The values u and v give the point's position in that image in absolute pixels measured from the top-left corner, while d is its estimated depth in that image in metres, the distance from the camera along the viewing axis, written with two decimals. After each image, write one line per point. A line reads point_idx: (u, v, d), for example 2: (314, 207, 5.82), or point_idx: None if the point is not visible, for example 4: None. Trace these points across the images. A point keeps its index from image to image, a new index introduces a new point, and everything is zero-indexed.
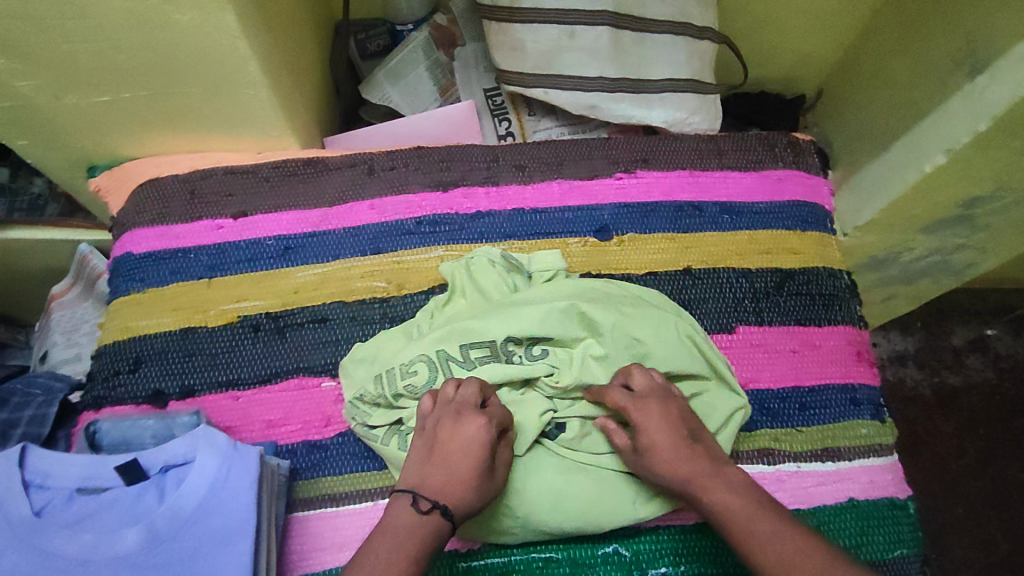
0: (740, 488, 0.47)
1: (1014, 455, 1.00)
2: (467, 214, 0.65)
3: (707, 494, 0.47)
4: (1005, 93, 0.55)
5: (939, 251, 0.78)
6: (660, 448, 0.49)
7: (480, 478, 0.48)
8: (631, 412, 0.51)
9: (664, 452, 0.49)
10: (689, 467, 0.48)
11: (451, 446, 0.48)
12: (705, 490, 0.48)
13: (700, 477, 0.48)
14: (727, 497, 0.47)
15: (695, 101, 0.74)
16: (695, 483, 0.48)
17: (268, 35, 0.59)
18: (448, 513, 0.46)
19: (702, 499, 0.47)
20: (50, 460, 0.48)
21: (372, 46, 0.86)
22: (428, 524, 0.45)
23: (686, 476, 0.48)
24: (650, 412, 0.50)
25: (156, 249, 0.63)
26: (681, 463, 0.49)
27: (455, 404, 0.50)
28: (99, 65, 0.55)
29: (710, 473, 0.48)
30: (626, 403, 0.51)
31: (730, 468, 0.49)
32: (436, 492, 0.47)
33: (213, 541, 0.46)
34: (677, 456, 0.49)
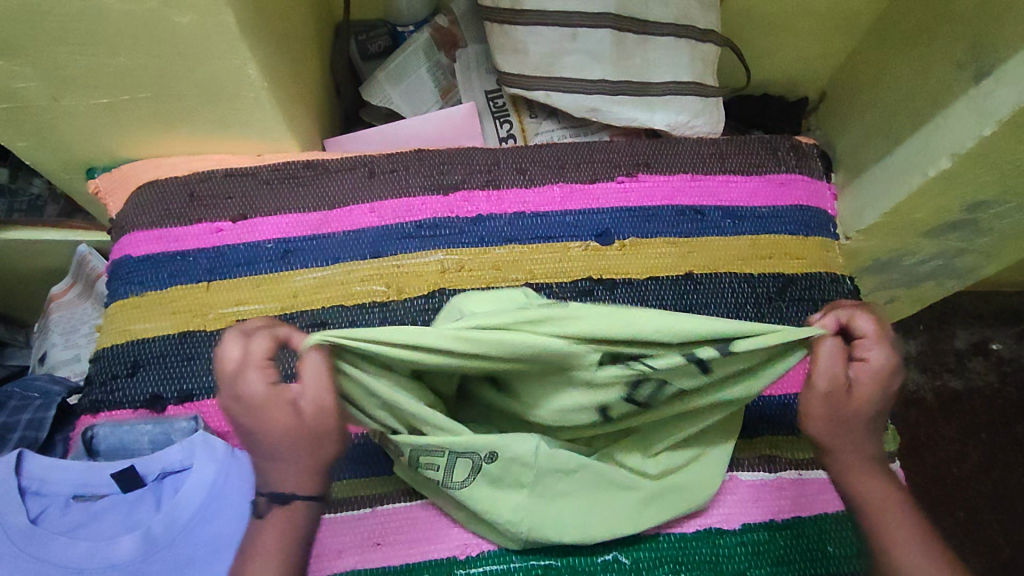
0: (887, 477, 0.47)
1: (1016, 460, 1.00)
2: (467, 218, 0.65)
3: (856, 480, 0.47)
4: (1010, 98, 0.55)
5: (942, 255, 0.78)
6: (865, 411, 0.46)
7: (290, 444, 0.42)
8: (874, 357, 0.44)
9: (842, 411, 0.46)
10: (859, 439, 0.46)
11: (263, 423, 0.41)
12: (852, 474, 0.47)
13: (857, 456, 0.47)
14: (878, 485, 0.46)
15: (697, 104, 0.73)
16: (842, 460, 0.47)
17: (267, 37, 0.58)
18: (293, 501, 0.43)
19: (846, 478, 0.47)
20: (44, 466, 0.47)
21: (374, 48, 0.86)
22: (276, 519, 0.43)
23: (840, 446, 0.47)
24: (882, 362, 0.44)
25: (155, 252, 0.63)
26: (855, 437, 0.46)
27: (231, 372, 0.41)
28: (97, 66, 0.55)
29: (868, 456, 0.47)
30: (863, 341, 0.45)
31: (885, 464, 0.47)
32: (286, 485, 0.43)
33: (210, 547, 0.46)
34: (868, 427, 0.46)
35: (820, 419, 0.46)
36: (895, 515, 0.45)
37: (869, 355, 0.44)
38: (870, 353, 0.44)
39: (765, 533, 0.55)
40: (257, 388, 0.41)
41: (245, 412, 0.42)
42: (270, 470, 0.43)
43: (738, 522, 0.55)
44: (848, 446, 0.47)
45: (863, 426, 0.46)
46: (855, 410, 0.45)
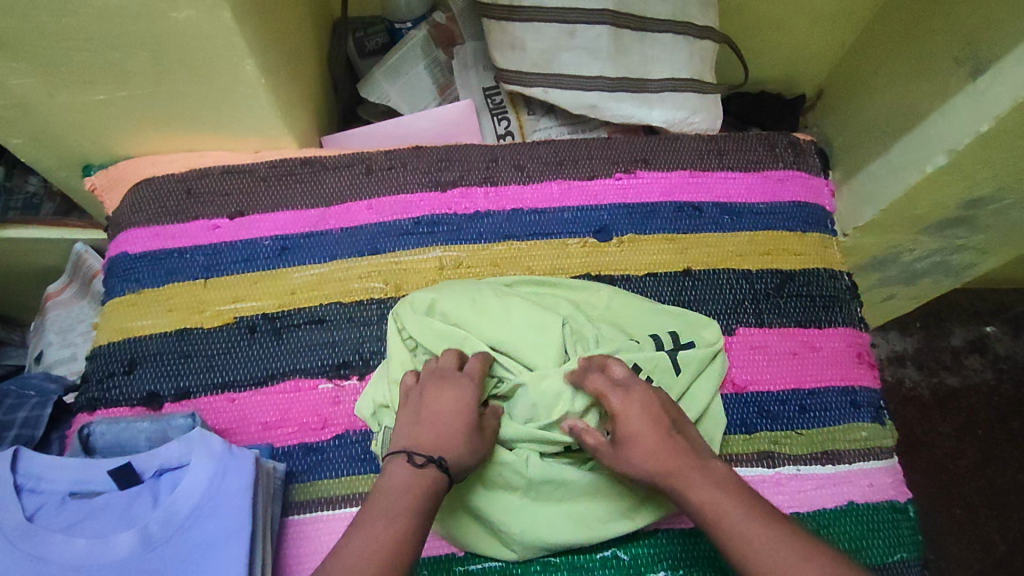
0: (720, 481, 0.45)
1: (1012, 456, 1.00)
2: (465, 215, 0.65)
3: (686, 492, 0.45)
4: (1007, 94, 0.55)
5: (939, 252, 0.78)
6: (644, 438, 0.47)
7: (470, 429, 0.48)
8: (612, 400, 0.48)
9: (643, 446, 0.47)
10: (659, 462, 0.46)
11: (438, 405, 0.49)
12: (688, 486, 0.45)
13: (680, 469, 0.46)
14: (713, 493, 0.44)
15: (695, 100, 0.73)
16: (674, 478, 0.46)
17: (264, 33, 0.58)
18: (444, 467, 0.46)
19: (684, 493, 0.45)
20: (41, 463, 0.48)
21: (371, 44, 0.85)
22: (423, 482, 0.45)
23: (662, 468, 0.46)
24: (627, 401, 0.48)
25: (151, 249, 0.62)
26: (652, 458, 0.46)
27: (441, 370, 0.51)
28: (93, 63, 0.55)
29: (692, 466, 0.46)
30: (607, 388, 0.49)
31: (712, 463, 0.46)
32: (430, 448, 0.47)
33: (207, 546, 0.45)
34: (657, 448, 0.47)
35: (630, 457, 0.47)
36: (757, 531, 0.41)
37: (619, 394, 0.48)
38: (609, 399, 0.48)
39: None
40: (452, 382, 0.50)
41: (433, 396, 0.49)
42: (415, 437, 0.47)
43: None
44: (660, 467, 0.46)
45: (668, 445, 0.47)
46: (639, 441, 0.47)
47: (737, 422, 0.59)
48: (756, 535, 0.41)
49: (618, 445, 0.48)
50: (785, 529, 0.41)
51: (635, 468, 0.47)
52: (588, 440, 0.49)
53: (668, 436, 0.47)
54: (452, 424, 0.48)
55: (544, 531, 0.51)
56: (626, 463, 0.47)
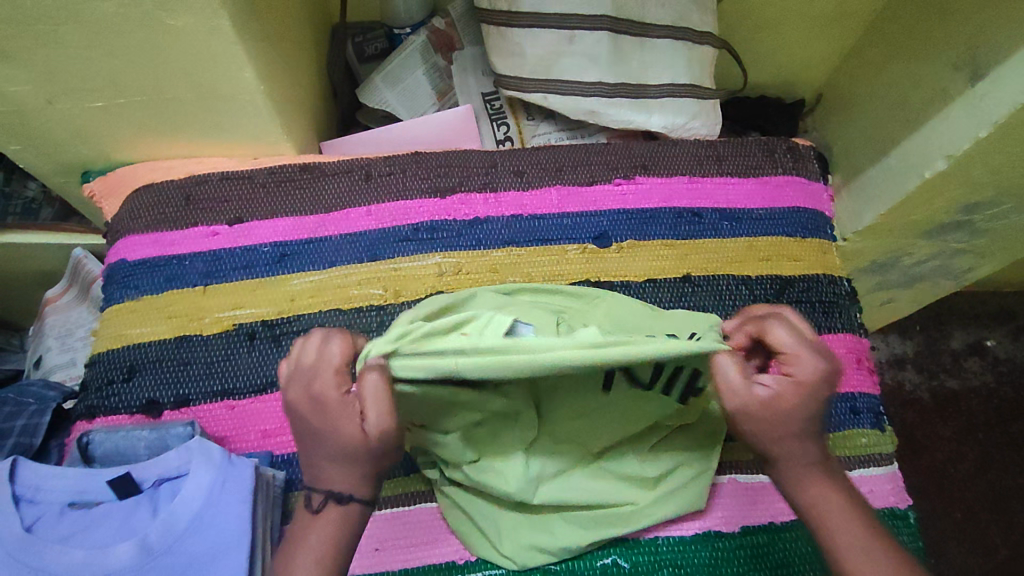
0: (834, 486, 0.43)
1: (1012, 460, 1.00)
2: (464, 221, 0.65)
3: (797, 487, 0.43)
4: (1005, 99, 0.55)
5: (938, 256, 0.78)
6: (797, 418, 0.41)
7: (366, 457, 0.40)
8: (795, 367, 0.41)
9: (790, 427, 0.41)
10: (794, 452, 0.42)
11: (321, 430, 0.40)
12: (796, 478, 0.42)
13: (807, 464, 0.42)
14: (828, 499, 0.42)
15: (695, 106, 0.73)
16: (792, 466, 0.42)
17: (263, 39, 0.58)
18: (343, 498, 0.41)
19: (800, 486, 0.42)
20: (41, 473, 0.48)
21: (371, 49, 0.86)
22: (327, 516, 0.41)
23: (790, 450, 0.42)
24: (809, 379, 0.41)
25: (150, 256, 0.62)
26: (788, 437, 0.41)
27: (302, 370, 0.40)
28: (92, 70, 0.55)
29: (820, 466, 0.42)
30: (797, 348, 0.42)
31: (835, 466, 0.44)
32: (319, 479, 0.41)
33: (207, 555, 0.45)
34: (801, 433, 0.41)
35: (767, 421, 0.41)
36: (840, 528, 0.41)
37: (798, 364, 0.41)
38: (795, 362, 0.41)
39: (764, 536, 0.55)
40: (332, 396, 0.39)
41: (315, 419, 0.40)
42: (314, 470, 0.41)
43: (737, 525, 0.55)
44: (789, 450, 0.42)
45: (809, 434, 0.42)
46: (786, 412, 0.41)
47: None
48: (847, 554, 0.41)
49: (768, 408, 0.41)
50: (862, 535, 0.41)
51: (761, 433, 0.41)
52: (733, 380, 0.40)
53: (816, 424, 0.42)
54: (339, 455, 0.40)
55: (547, 536, 0.52)
56: (756, 425, 0.41)
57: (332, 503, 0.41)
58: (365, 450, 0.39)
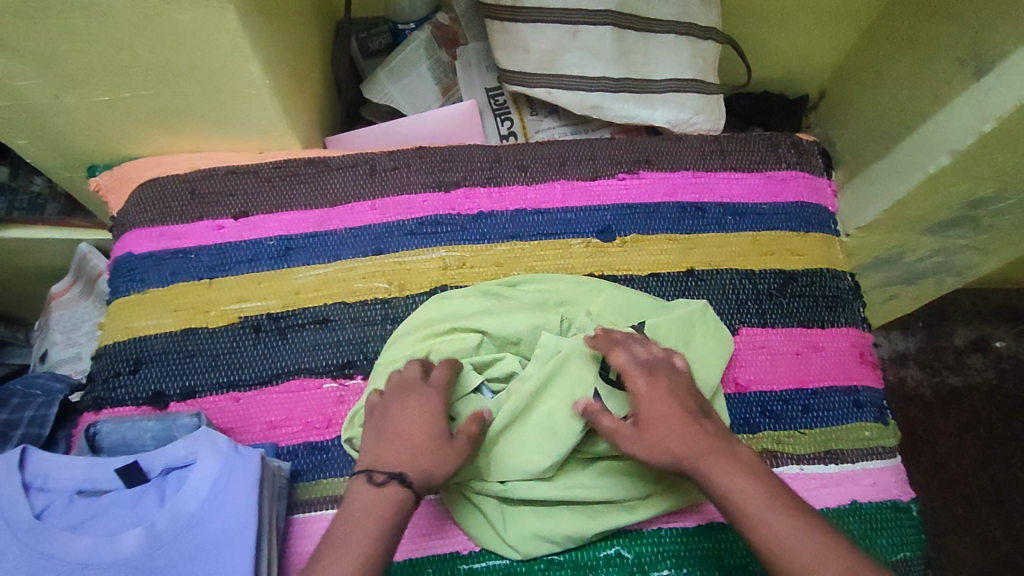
0: (749, 472, 0.45)
1: (1014, 456, 1.00)
2: (468, 215, 0.65)
3: (713, 479, 0.45)
4: (1010, 94, 0.55)
5: (941, 251, 0.78)
6: (667, 419, 0.47)
7: (437, 444, 0.47)
8: (637, 385, 0.49)
9: (670, 428, 0.47)
10: (689, 447, 0.46)
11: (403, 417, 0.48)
12: (712, 472, 0.45)
13: (709, 454, 0.46)
14: (740, 479, 0.45)
15: (698, 100, 0.73)
16: (700, 462, 0.46)
17: (269, 34, 0.58)
18: (405, 480, 0.45)
19: (710, 479, 0.45)
20: (48, 462, 0.48)
21: (375, 44, 0.86)
22: (384, 498, 0.45)
23: (687, 448, 0.46)
24: (650, 385, 0.49)
25: (156, 250, 0.63)
26: (677, 439, 0.47)
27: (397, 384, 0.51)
28: (99, 64, 0.55)
29: (719, 452, 0.46)
30: (633, 368, 0.50)
31: (738, 449, 0.47)
32: (392, 465, 0.46)
33: (214, 544, 0.45)
34: (684, 431, 0.47)
35: (655, 436, 0.47)
36: (768, 515, 0.43)
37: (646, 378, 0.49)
38: (634, 379, 0.49)
39: None
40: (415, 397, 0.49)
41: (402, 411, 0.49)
42: (382, 451, 0.47)
43: None
44: (687, 449, 0.46)
45: (693, 427, 0.47)
46: (661, 417, 0.48)
47: (740, 422, 0.59)
48: (778, 534, 0.42)
49: (641, 428, 0.48)
50: (781, 514, 0.43)
51: (656, 453, 0.47)
52: (607, 424, 0.49)
53: (687, 415, 0.48)
54: (417, 437, 0.47)
55: (550, 525, 0.52)
56: (650, 445, 0.47)
57: (395, 481, 0.45)
58: (438, 438, 0.48)
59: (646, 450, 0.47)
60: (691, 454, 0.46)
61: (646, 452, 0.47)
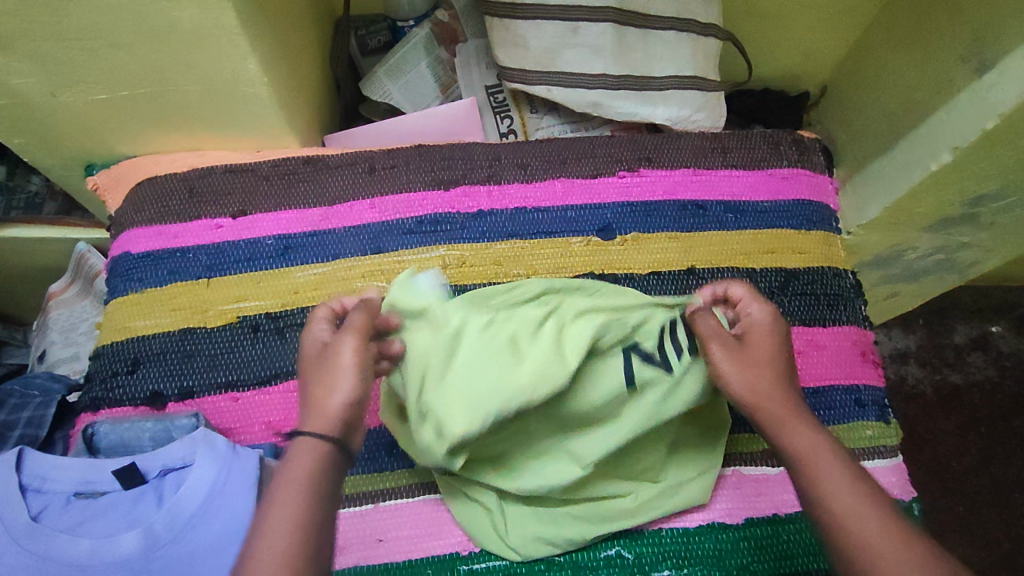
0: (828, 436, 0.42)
1: (1015, 454, 1.00)
2: (468, 213, 0.65)
3: (782, 432, 0.42)
4: (1013, 90, 0.55)
5: (942, 249, 0.78)
6: (770, 358, 0.45)
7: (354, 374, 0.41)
8: (754, 313, 0.48)
9: (759, 367, 0.44)
10: (769, 390, 0.43)
11: (311, 361, 0.43)
12: (784, 424, 0.43)
13: (790, 412, 0.43)
14: (810, 438, 0.42)
15: (700, 98, 0.73)
16: (778, 408, 0.43)
17: (267, 31, 0.58)
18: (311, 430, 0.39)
19: (779, 428, 0.42)
20: (46, 463, 0.48)
21: (374, 42, 0.85)
22: (298, 455, 0.38)
23: (773, 391, 0.43)
24: (767, 316, 0.47)
25: (154, 249, 0.62)
26: (761, 374, 0.44)
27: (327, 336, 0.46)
28: (96, 62, 0.54)
29: (797, 413, 0.43)
30: (750, 300, 0.49)
31: (818, 420, 0.44)
32: (315, 414, 0.40)
33: (211, 547, 0.45)
34: (779, 378, 0.44)
35: (743, 361, 0.45)
36: (827, 467, 0.40)
37: (753, 309, 0.48)
38: (750, 309, 0.48)
39: (769, 528, 0.55)
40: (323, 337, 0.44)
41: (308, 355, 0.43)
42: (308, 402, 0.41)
43: (741, 517, 0.55)
44: (779, 400, 0.43)
45: (788, 381, 0.44)
46: (758, 347, 0.45)
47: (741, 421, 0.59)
48: (843, 494, 0.39)
49: (742, 349, 0.45)
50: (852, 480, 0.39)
51: (745, 378, 0.44)
52: (706, 326, 0.47)
53: (790, 373, 0.45)
54: (334, 372, 0.41)
55: (555, 526, 0.52)
56: (740, 368, 0.44)
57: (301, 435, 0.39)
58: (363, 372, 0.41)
59: (723, 362, 0.45)
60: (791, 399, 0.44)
61: (730, 375, 0.44)
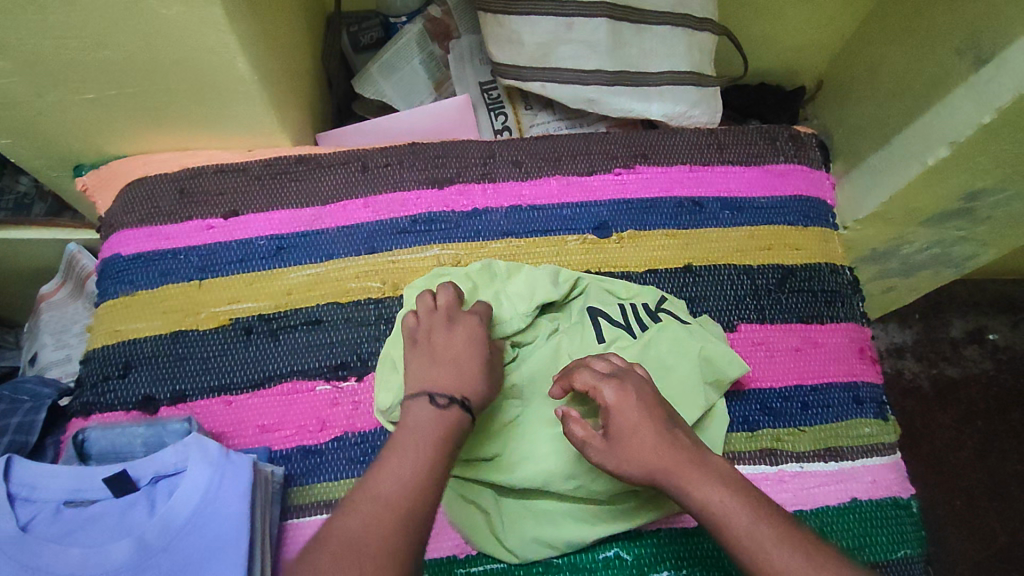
0: (721, 479, 0.44)
1: (1011, 447, 1.00)
2: (463, 212, 0.64)
3: (685, 493, 0.44)
4: (1010, 86, 0.54)
5: (939, 244, 0.77)
6: (639, 433, 0.46)
7: (482, 369, 0.50)
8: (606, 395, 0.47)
9: (638, 435, 0.46)
10: (661, 460, 0.45)
11: (460, 351, 0.50)
12: (688, 483, 0.44)
13: (681, 467, 0.44)
14: (714, 492, 0.43)
15: (696, 93, 0.72)
16: (673, 474, 0.44)
17: (257, 28, 0.57)
18: (465, 404, 0.47)
19: (686, 491, 0.44)
20: (34, 472, 0.47)
21: (366, 39, 0.84)
22: (447, 418, 0.46)
23: (655, 465, 0.45)
24: (620, 395, 0.47)
25: (145, 250, 0.61)
26: (644, 447, 0.45)
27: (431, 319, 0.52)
28: (82, 61, 0.53)
29: (691, 464, 0.44)
30: (598, 382, 0.48)
31: (709, 457, 0.45)
32: (450, 389, 0.47)
33: (205, 554, 0.44)
34: (655, 444, 0.45)
35: (627, 446, 0.46)
36: (733, 513, 0.42)
37: (605, 388, 0.47)
38: (602, 391, 0.47)
39: None
40: (461, 323, 0.51)
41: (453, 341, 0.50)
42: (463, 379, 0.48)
43: None
44: (669, 465, 0.45)
45: (665, 442, 0.45)
46: (625, 427, 0.46)
47: (739, 420, 0.59)
48: (757, 536, 0.41)
49: (610, 442, 0.46)
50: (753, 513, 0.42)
51: (627, 466, 0.45)
52: (577, 433, 0.48)
53: (663, 431, 0.46)
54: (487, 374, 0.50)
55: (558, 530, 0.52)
56: (616, 459, 0.46)
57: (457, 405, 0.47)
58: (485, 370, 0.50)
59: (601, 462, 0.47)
60: (675, 458, 0.45)
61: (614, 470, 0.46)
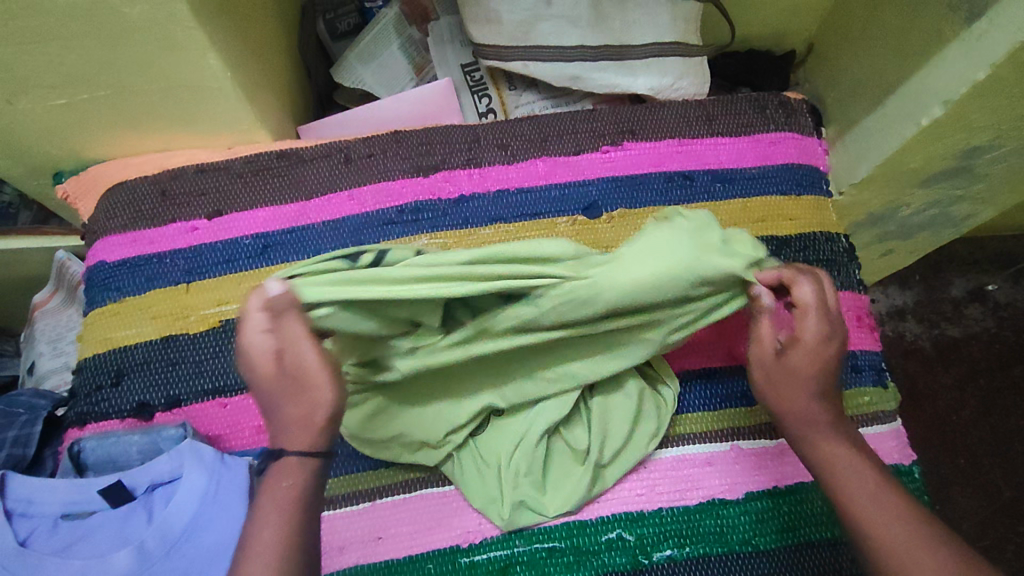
0: (855, 450, 0.45)
1: (1014, 404, 1.00)
2: (450, 199, 0.63)
3: (815, 448, 0.45)
4: (1005, 38, 0.52)
5: (937, 205, 0.76)
6: (806, 374, 0.45)
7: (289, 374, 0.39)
8: (810, 318, 0.46)
9: (805, 386, 0.46)
10: (807, 414, 0.46)
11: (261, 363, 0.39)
12: (818, 442, 0.45)
13: (821, 426, 0.45)
14: (840, 454, 0.44)
15: (683, 64, 0.70)
16: (809, 431, 0.46)
17: (227, 21, 0.55)
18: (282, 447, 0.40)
19: (812, 446, 0.45)
20: (32, 487, 0.48)
21: (343, 25, 0.83)
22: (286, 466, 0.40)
23: (804, 410, 0.46)
24: (817, 334, 0.45)
25: (130, 255, 0.61)
26: (805, 398, 0.46)
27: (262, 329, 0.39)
28: (48, 66, 0.52)
29: (833, 428, 0.46)
30: (807, 306, 0.46)
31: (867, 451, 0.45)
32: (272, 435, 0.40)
33: (205, 559, 0.45)
34: (812, 397, 0.46)
35: (796, 382, 0.46)
36: (857, 488, 0.43)
37: (811, 320, 0.46)
38: (809, 322, 0.45)
39: (768, 500, 0.54)
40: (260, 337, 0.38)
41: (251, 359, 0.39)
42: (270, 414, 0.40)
43: (741, 491, 0.54)
44: (812, 412, 0.46)
45: (827, 396, 0.46)
46: (808, 372, 0.46)
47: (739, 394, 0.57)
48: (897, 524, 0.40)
49: (786, 359, 0.46)
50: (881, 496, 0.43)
51: (794, 405, 0.46)
52: (763, 332, 0.47)
53: (828, 392, 0.46)
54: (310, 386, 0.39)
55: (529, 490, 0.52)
56: (801, 392, 0.46)
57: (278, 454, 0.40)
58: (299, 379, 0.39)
59: (780, 387, 0.46)
60: (829, 417, 0.46)
61: (782, 391, 0.46)
